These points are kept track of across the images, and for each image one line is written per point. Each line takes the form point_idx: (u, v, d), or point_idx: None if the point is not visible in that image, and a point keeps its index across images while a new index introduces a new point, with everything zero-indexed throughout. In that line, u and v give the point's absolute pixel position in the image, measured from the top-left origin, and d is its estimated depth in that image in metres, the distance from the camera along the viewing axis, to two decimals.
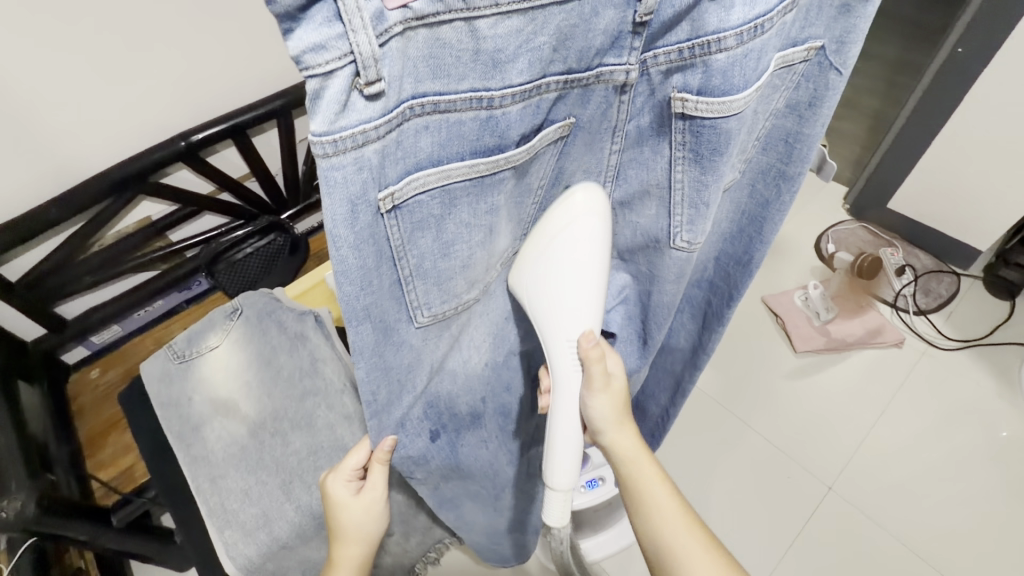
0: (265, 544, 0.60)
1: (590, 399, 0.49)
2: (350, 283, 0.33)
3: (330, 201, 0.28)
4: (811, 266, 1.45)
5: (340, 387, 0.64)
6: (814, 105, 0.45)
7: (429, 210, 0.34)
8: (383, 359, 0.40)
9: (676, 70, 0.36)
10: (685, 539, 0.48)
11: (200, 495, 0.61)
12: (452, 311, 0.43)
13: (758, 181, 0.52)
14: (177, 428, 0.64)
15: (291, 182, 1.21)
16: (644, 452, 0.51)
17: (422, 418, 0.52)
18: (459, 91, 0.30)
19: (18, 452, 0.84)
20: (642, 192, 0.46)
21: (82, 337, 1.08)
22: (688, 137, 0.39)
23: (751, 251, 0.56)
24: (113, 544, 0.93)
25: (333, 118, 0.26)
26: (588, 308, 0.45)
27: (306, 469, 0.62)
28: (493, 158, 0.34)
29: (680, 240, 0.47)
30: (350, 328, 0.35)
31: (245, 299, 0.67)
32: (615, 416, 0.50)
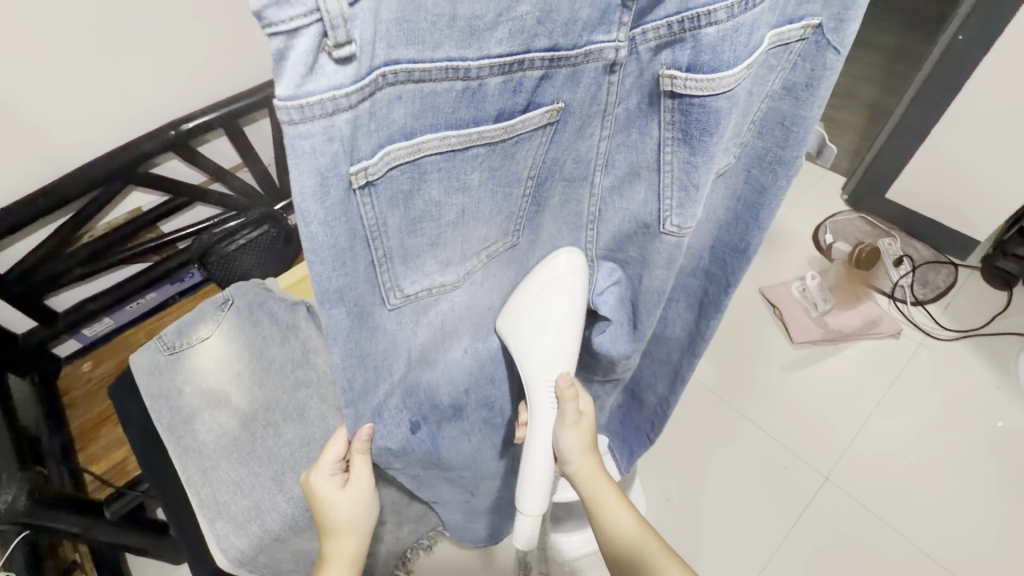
0: (257, 537, 0.58)
1: (565, 437, 0.52)
2: (322, 262, 0.30)
3: (297, 172, 0.26)
4: (809, 257, 1.44)
5: (330, 377, 0.63)
6: (811, 86, 0.43)
7: (399, 186, 0.31)
8: (358, 346, 0.36)
9: (665, 46, 0.34)
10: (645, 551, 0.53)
11: (189, 488, 0.60)
12: (426, 293, 0.40)
13: (754, 167, 0.50)
14: (168, 420, 0.62)
15: (283, 171, 1.19)
16: (604, 479, 0.55)
17: (403, 408, 0.49)
18: (434, 60, 0.27)
19: (9, 444, 0.83)
20: (630, 177, 0.44)
21: (74, 330, 1.07)
22: (677, 115, 0.37)
23: (747, 238, 0.54)
24: (107, 538, 0.92)
25: (298, 82, 0.23)
26: (560, 353, 0.49)
27: (299, 460, 0.60)
28: (464, 132, 0.31)
29: (670, 223, 0.45)
30: (322, 311, 0.33)
31: (235, 290, 0.68)
32: (581, 449, 0.53)
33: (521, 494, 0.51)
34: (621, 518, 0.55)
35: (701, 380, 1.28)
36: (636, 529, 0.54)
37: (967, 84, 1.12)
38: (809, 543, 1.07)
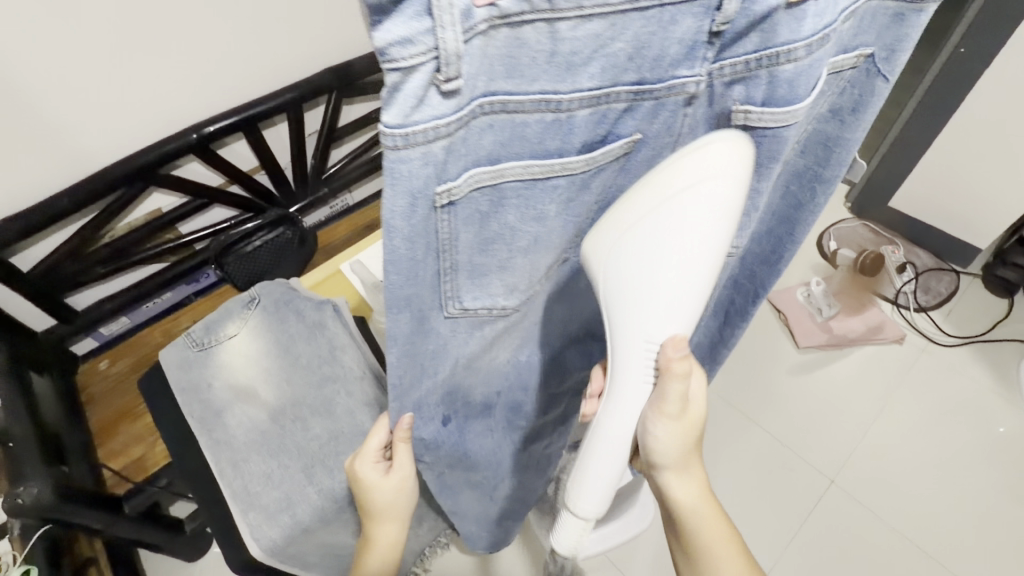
0: (288, 527, 0.60)
1: (656, 429, 0.47)
2: (398, 272, 0.33)
3: (391, 192, 0.29)
4: (814, 264, 1.47)
5: (358, 373, 0.65)
6: (858, 111, 0.44)
7: (477, 207, 0.34)
8: (413, 347, 0.39)
9: (740, 80, 0.35)
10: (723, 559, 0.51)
11: (221, 479, 0.61)
12: (485, 312, 0.42)
13: (793, 183, 0.52)
14: (199, 413, 0.64)
15: (300, 174, 1.21)
16: (694, 484, 0.52)
17: (439, 403, 0.50)
18: (529, 92, 0.30)
19: (34, 441, 0.85)
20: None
21: (92, 328, 1.09)
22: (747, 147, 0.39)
23: (780, 249, 0.56)
24: (126, 533, 0.93)
25: (407, 112, 0.26)
26: (672, 309, 0.40)
27: (327, 453, 0.62)
28: (548, 161, 0.34)
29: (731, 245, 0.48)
30: (388, 316, 0.35)
31: (261, 288, 0.69)
32: (679, 448, 0.49)
33: (578, 497, 0.48)
34: (708, 526, 0.52)
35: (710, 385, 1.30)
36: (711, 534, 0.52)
37: (968, 95, 1.15)
38: (814, 543, 1.09)
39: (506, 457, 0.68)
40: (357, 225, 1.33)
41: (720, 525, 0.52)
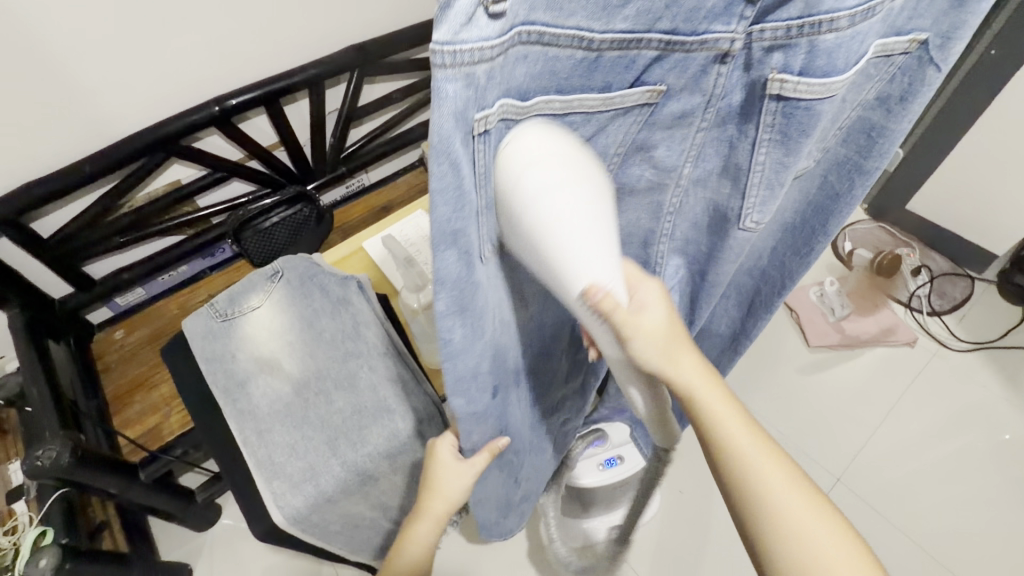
0: (312, 497, 0.60)
1: (633, 346, 0.38)
2: (446, 204, 0.28)
3: (436, 116, 0.25)
4: (828, 265, 1.47)
5: (381, 349, 0.65)
6: (906, 100, 0.40)
7: (503, 141, 0.30)
8: (464, 296, 0.34)
9: (779, 48, 0.31)
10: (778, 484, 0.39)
11: (246, 448, 0.61)
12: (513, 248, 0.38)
13: (830, 173, 0.48)
14: (223, 383, 0.64)
15: (319, 153, 1.20)
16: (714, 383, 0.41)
17: (489, 371, 0.45)
18: (565, 27, 0.27)
19: (51, 405, 0.86)
20: (719, 174, 0.42)
21: (107, 297, 1.10)
22: (779, 117, 0.35)
23: (811, 242, 0.54)
24: (139, 499, 0.94)
25: (457, 29, 0.23)
26: (591, 251, 0.30)
27: (351, 427, 0.62)
28: (570, 99, 0.30)
29: (749, 220, 0.44)
30: (435, 255, 0.30)
31: (286, 262, 0.70)
32: (666, 351, 0.39)
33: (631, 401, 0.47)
34: (752, 442, 0.40)
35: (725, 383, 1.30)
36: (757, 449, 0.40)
37: (995, 99, 1.14)
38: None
39: (526, 436, 0.67)
40: (371, 205, 1.32)
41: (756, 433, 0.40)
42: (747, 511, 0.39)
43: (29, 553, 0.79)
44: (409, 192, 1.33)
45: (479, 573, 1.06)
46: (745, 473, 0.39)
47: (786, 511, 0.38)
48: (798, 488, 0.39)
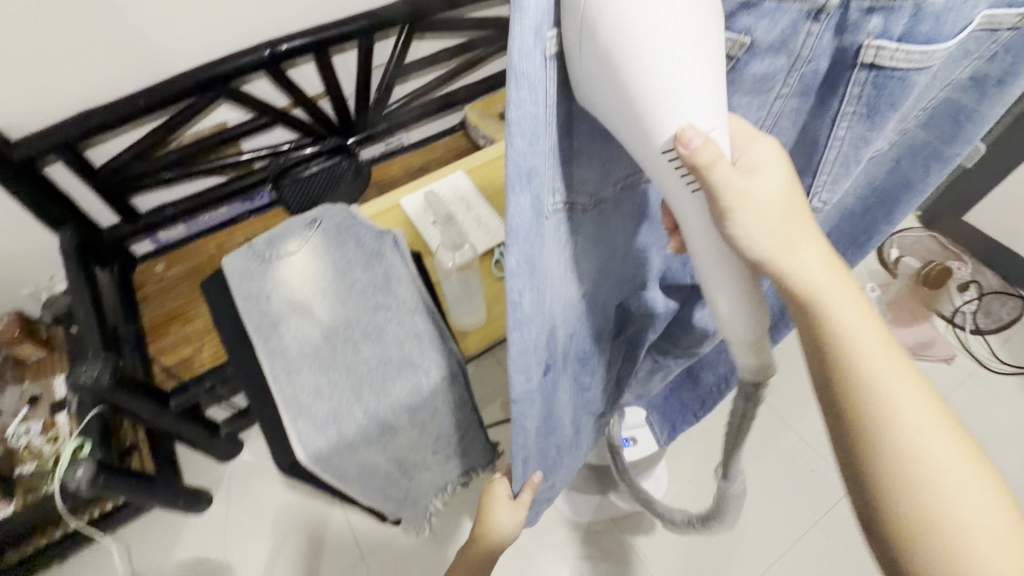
0: (335, 440, 0.59)
1: (737, 222, 0.32)
2: (523, 136, 0.26)
3: (516, 30, 0.24)
4: (869, 270, 1.42)
5: (411, 306, 0.66)
6: (1005, 82, 0.35)
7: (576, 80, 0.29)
8: (533, 252, 0.31)
9: (881, 10, 0.28)
10: (915, 410, 0.30)
11: (275, 386, 0.62)
12: (584, 208, 0.35)
13: (903, 159, 0.45)
14: (257, 322, 0.66)
15: (363, 107, 1.20)
16: (832, 278, 0.33)
17: (540, 348, 0.38)
18: None
19: (94, 325, 0.90)
20: (789, 145, 0.40)
21: (151, 231, 1.14)
22: (867, 89, 0.32)
23: (872, 231, 0.52)
24: (169, 425, 0.99)
25: None
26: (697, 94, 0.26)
27: (375, 377, 0.62)
28: None
29: (818, 198, 0.42)
30: (510, 200, 0.28)
31: (323, 211, 0.71)
32: (780, 228, 0.32)
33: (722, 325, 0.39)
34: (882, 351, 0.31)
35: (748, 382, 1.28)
36: (891, 364, 0.31)
37: None
38: (837, 536, 1.04)
39: (565, 443, 0.59)
40: (408, 165, 1.31)
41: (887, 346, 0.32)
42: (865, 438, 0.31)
43: (68, 463, 0.87)
44: (448, 155, 1.31)
45: None
46: (871, 391, 0.31)
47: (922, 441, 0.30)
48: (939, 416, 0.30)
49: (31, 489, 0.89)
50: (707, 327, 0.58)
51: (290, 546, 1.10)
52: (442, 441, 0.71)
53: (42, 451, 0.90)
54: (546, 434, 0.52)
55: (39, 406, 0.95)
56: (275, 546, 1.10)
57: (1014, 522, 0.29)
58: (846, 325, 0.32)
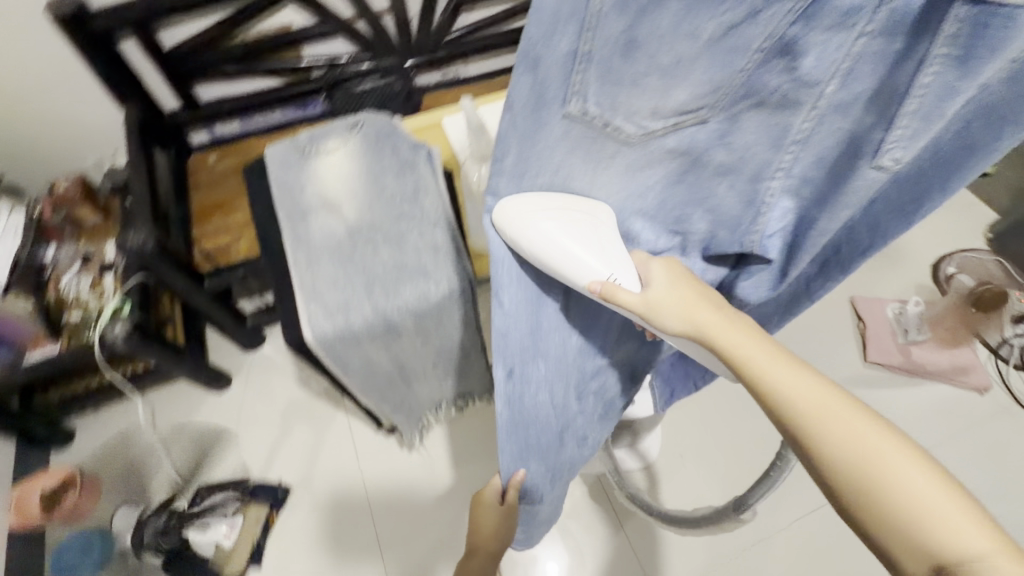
0: (342, 328, 0.62)
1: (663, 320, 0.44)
2: (537, 29, 0.30)
3: None
4: (919, 285, 1.35)
5: (434, 220, 0.67)
6: None
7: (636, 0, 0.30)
8: (531, 139, 0.35)
9: None
10: (853, 428, 0.38)
11: (294, 268, 0.64)
12: (601, 126, 0.37)
13: (975, 121, 0.37)
14: (288, 209, 0.68)
15: (426, 30, 1.19)
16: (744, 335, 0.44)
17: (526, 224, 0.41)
18: None
19: (146, 199, 0.95)
20: (864, 99, 0.38)
21: (209, 121, 1.18)
22: (965, 28, 0.30)
23: (922, 199, 0.43)
24: (201, 305, 1.06)
25: None
26: (596, 255, 0.41)
27: (388, 279, 0.64)
28: None
29: (887, 157, 0.39)
30: (512, 81, 0.32)
31: (367, 116, 0.72)
32: (689, 313, 0.45)
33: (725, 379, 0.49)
34: (828, 406, 0.39)
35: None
36: (819, 396, 0.39)
37: None
38: (820, 534, 1.04)
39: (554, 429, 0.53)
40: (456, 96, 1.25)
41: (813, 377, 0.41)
42: (848, 486, 0.37)
43: (110, 318, 0.95)
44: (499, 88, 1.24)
45: (475, 460, 1.14)
46: (834, 446, 0.38)
47: (892, 482, 0.35)
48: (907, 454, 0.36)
49: (75, 334, 0.97)
50: (747, 298, 0.58)
51: (293, 437, 1.17)
52: (443, 356, 0.74)
53: (88, 304, 0.98)
54: (522, 398, 0.45)
55: (90, 265, 1.02)
56: (280, 435, 1.18)
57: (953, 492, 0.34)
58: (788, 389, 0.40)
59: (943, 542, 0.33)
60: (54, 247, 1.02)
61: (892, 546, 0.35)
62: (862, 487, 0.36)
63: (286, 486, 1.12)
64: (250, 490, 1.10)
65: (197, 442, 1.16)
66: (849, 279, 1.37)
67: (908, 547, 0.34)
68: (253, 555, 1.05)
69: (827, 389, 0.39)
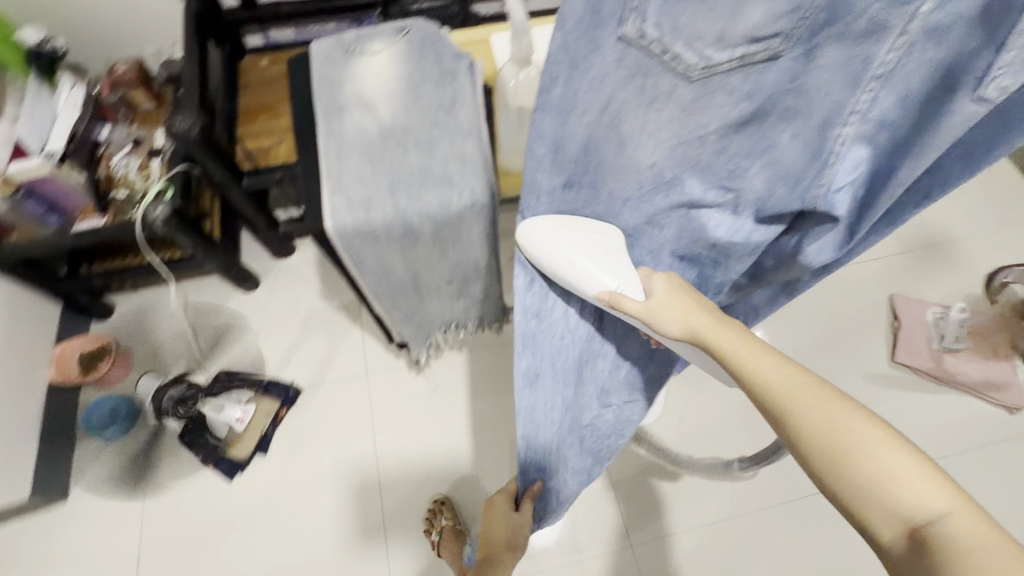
0: (362, 221, 0.63)
1: (661, 322, 0.54)
2: None
3: None
4: (967, 292, 1.28)
5: (467, 131, 0.66)
6: None
7: None
8: (578, 50, 0.49)
9: None
10: (817, 403, 0.45)
11: (324, 158, 0.65)
12: (655, 50, 0.47)
13: None
14: (325, 103, 0.68)
15: None
16: (726, 330, 0.53)
17: (576, 139, 0.54)
18: None
19: (195, 88, 0.98)
20: (969, 22, 0.36)
21: (263, 24, 1.19)
22: None
23: (1002, 132, 0.42)
24: (235, 200, 1.09)
25: None
26: (604, 272, 0.55)
27: (412, 182, 0.64)
28: None
29: (993, 86, 0.38)
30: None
31: (415, 22, 0.71)
32: (683, 313, 0.54)
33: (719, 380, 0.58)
34: (797, 387, 0.46)
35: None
36: (787, 379, 0.47)
37: None
38: (803, 518, 1.05)
39: (570, 364, 0.60)
40: None
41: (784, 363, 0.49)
42: (824, 459, 0.43)
43: (153, 198, 0.99)
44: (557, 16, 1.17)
45: (480, 392, 1.17)
46: (805, 421, 0.44)
47: (861, 449, 0.41)
48: (868, 423, 0.42)
49: (121, 213, 1.01)
50: (812, 262, 0.55)
51: (310, 344, 1.22)
52: (458, 272, 0.75)
53: (134, 184, 1.02)
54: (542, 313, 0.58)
55: (138, 149, 1.06)
56: (297, 340, 1.23)
57: (908, 451, 0.41)
58: (763, 374, 0.48)
59: (905, 500, 0.39)
60: (109, 126, 1.07)
61: (868, 510, 0.40)
62: (829, 457, 0.43)
63: (297, 387, 1.17)
64: (263, 386, 1.16)
65: (221, 335, 1.22)
66: (891, 276, 1.31)
67: (881, 508, 0.40)
68: (259, 444, 1.12)
69: (797, 374, 0.47)
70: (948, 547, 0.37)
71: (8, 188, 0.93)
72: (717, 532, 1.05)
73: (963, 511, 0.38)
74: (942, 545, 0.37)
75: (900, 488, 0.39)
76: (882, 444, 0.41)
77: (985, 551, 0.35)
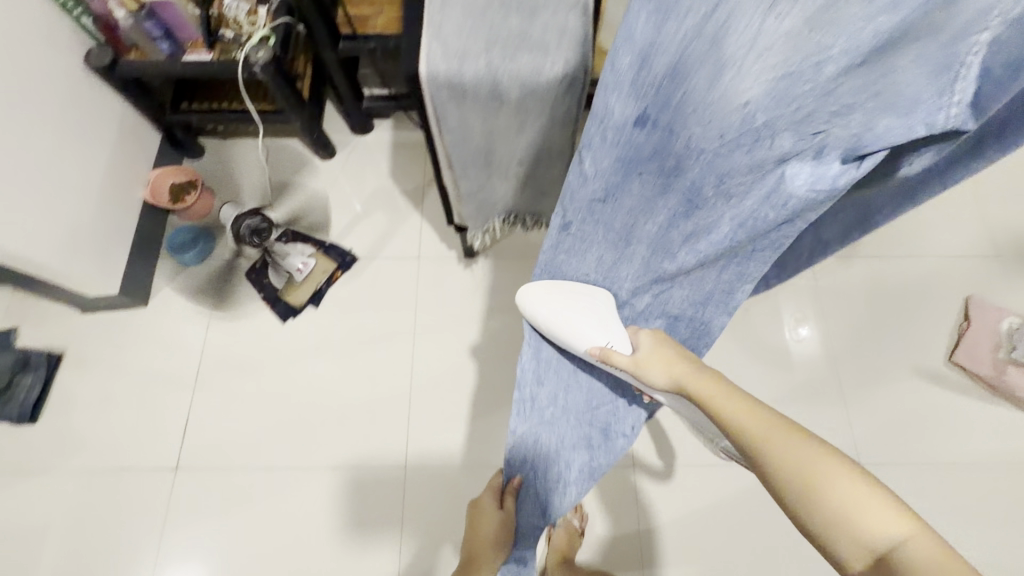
0: (455, 72, 0.64)
1: (652, 372, 0.67)
2: None
3: None
4: None
5: (570, 4, 0.65)
6: None
7: None
8: None
9: None
10: (784, 444, 0.54)
11: (427, 8, 0.64)
12: None
13: None
14: None
15: None
16: (709, 382, 0.64)
17: (666, 55, 0.51)
18: None
19: None
20: None
21: None
22: None
23: None
24: (330, 62, 1.12)
25: None
26: (594, 331, 0.69)
27: (509, 43, 0.64)
28: None
29: None
30: None
31: None
32: (672, 366, 0.66)
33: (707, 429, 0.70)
34: (767, 431, 0.56)
35: (830, 330, 1.21)
36: (759, 425, 0.57)
37: None
38: None
39: None
40: None
41: (757, 411, 0.59)
42: (798, 498, 0.51)
43: (256, 43, 1.03)
44: None
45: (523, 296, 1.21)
46: (781, 463, 0.53)
47: (825, 482, 0.50)
48: (832, 463, 0.51)
49: (225, 52, 1.06)
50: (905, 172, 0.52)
51: (372, 219, 1.28)
52: (530, 152, 0.77)
53: (242, 28, 1.06)
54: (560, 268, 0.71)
55: None
56: (362, 212, 1.29)
57: (866, 482, 0.49)
58: (741, 424, 0.58)
59: (864, 524, 0.47)
60: None
61: (838, 540, 0.48)
62: (802, 490, 0.51)
63: (354, 255, 1.25)
64: (325, 246, 1.25)
65: (294, 194, 1.30)
66: (973, 275, 1.23)
67: (847, 533, 0.47)
68: (313, 297, 1.21)
69: (769, 420, 0.57)
70: (907, 566, 0.43)
71: (131, 3, 0.99)
72: (718, 474, 1.10)
73: (916, 532, 0.45)
74: (901, 564, 0.44)
75: (859, 516, 0.47)
76: (841, 476, 0.49)
77: (934, 567, 0.42)
